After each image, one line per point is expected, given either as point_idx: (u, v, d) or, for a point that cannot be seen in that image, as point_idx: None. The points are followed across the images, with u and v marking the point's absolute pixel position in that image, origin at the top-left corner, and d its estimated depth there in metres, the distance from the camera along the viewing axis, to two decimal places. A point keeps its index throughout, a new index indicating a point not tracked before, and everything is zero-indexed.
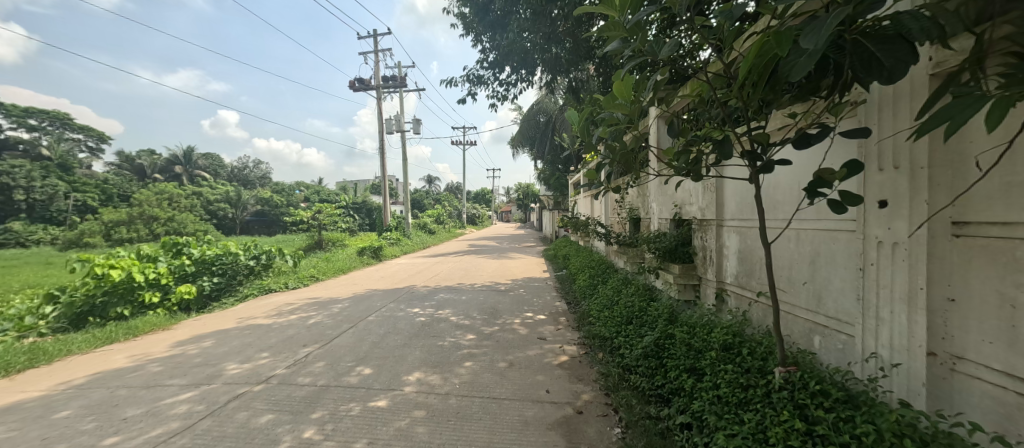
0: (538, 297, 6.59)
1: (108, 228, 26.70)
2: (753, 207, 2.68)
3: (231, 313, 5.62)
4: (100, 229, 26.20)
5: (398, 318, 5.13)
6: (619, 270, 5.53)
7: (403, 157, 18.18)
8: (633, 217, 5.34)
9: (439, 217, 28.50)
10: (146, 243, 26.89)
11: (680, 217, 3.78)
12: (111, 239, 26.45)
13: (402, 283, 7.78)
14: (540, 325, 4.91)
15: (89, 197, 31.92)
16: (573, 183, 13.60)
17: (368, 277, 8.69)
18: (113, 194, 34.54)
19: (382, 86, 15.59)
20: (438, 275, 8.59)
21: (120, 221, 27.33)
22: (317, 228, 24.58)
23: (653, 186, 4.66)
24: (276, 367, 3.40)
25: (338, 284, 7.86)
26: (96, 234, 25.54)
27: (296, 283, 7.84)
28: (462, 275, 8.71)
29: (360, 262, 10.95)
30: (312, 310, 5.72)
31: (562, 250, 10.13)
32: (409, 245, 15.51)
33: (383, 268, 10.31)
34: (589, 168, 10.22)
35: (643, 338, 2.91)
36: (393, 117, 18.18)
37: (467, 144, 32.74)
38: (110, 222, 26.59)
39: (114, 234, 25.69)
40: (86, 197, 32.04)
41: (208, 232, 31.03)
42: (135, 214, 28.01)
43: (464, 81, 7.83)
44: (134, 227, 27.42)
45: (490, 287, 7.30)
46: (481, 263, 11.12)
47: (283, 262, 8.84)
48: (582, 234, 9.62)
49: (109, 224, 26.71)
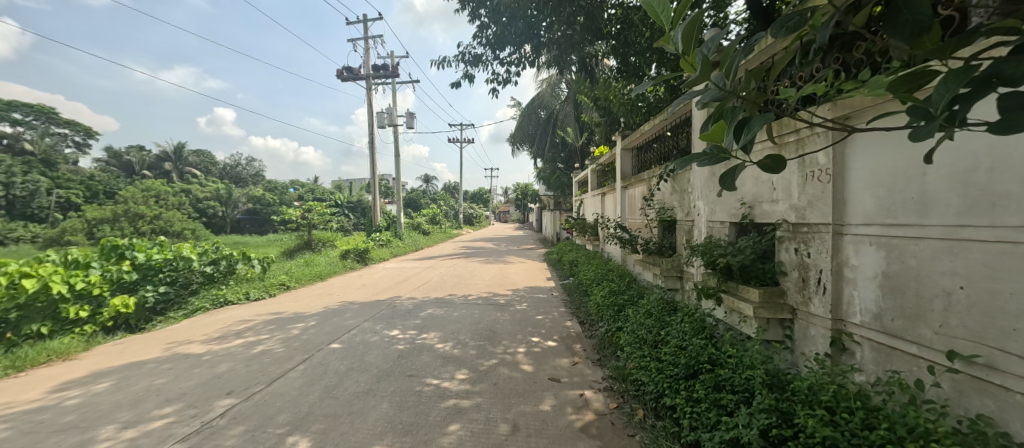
0: (544, 314, 5.49)
1: (90, 227, 25.57)
2: (912, 206, 1.64)
3: (162, 336, 4.50)
4: (82, 227, 25.10)
5: (369, 344, 4.04)
6: (647, 285, 4.46)
7: (396, 154, 17.11)
8: (666, 220, 4.27)
9: (435, 216, 27.36)
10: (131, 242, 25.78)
11: (751, 219, 2.70)
12: (94, 238, 25.37)
13: (384, 294, 6.67)
14: (550, 357, 3.83)
15: (73, 194, 30.77)
16: (578, 182, 12.53)
17: (347, 286, 7.56)
18: (99, 191, 33.32)
19: (373, 76, 14.46)
20: (428, 285, 7.45)
21: (103, 220, 26.19)
22: (307, 227, 23.47)
23: (696, 180, 3.59)
24: (169, 438, 2.30)
25: (310, 295, 6.72)
26: (79, 233, 24.46)
27: (261, 293, 6.72)
28: (455, 283, 7.61)
29: (342, 267, 9.81)
30: (266, 331, 4.61)
31: (569, 256, 9.03)
32: (400, 247, 14.37)
33: (366, 274, 9.17)
34: (598, 164, 9.15)
35: (731, 413, 1.84)
36: (385, 110, 17.08)
37: (464, 142, 31.60)
38: (93, 220, 25.51)
39: (96, 233, 24.56)
40: (70, 194, 30.94)
41: (195, 231, 29.91)
42: (120, 212, 26.89)
43: (458, 60, 6.72)
44: (119, 226, 26.35)
45: (487, 300, 6.19)
46: (478, 269, 10.01)
47: (250, 268, 7.71)
48: (591, 237, 8.54)
49: (93, 222, 25.65)
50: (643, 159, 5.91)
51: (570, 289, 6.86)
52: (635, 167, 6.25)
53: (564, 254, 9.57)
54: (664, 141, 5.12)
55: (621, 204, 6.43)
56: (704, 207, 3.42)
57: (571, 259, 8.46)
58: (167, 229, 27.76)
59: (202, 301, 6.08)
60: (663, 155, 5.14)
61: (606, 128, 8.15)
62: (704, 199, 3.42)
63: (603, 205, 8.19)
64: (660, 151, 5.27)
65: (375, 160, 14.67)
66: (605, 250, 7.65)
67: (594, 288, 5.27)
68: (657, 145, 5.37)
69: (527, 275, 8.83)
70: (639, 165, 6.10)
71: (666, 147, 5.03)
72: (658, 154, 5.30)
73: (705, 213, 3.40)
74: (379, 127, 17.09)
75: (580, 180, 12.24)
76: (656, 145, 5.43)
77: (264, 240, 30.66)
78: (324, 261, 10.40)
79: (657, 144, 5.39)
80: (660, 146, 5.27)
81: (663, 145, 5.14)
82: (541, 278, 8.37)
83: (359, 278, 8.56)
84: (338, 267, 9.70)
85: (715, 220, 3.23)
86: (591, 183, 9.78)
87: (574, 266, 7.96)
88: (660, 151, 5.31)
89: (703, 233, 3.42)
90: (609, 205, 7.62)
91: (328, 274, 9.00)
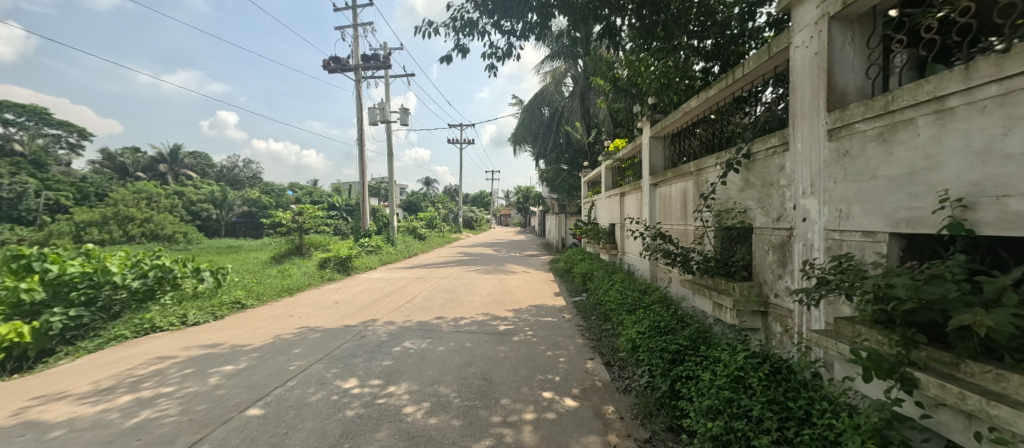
0: (558, 349, 4.16)
1: (79, 230, 24.72)
2: None
3: (22, 392, 3.17)
4: (71, 230, 24.27)
5: (307, 408, 2.75)
6: (706, 321, 3.17)
7: (390, 152, 15.95)
8: (736, 229, 2.97)
9: (433, 220, 26.06)
10: (118, 246, 24.81)
11: (974, 228, 1.44)
12: (82, 241, 24.47)
13: (356, 317, 5.37)
14: (575, 433, 2.53)
15: (62, 195, 29.85)
16: (588, 182, 11.28)
17: (315, 305, 6.25)
18: (89, 193, 32.36)
19: (362, 67, 13.25)
20: (413, 304, 6.13)
21: (91, 223, 25.26)
22: (299, 231, 22.25)
23: (802, 165, 2.31)
24: None
25: (263, 318, 5.40)
26: (66, 236, 23.65)
27: (204, 316, 5.40)
28: (446, 301, 6.32)
29: (319, 279, 8.49)
30: (172, 380, 3.29)
31: (580, 267, 7.69)
32: (392, 254, 13.14)
33: (344, 288, 7.84)
34: (614, 160, 7.88)
35: None
36: (378, 105, 15.90)
37: (465, 143, 30.45)
38: (82, 222, 24.73)
39: (83, 236, 23.68)
40: (59, 196, 29.99)
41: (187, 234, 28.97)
42: (107, 215, 25.88)
43: (449, 26, 5.51)
44: (105, 229, 25.31)
45: (483, 327, 4.88)
46: (475, 280, 8.67)
47: (199, 283, 6.39)
48: (607, 245, 7.27)
49: (79, 225, 24.69)
50: (682, 150, 4.65)
51: (587, 310, 5.53)
52: (670, 160, 4.96)
53: (575, 265, 8.20)
54: (716, 122, 3.85)
55: (651, 207, 5.15)
56: (823, 208, 2.14)
57: (584, 271, 7.14)
58: (156, 231, 26.75)
59: (121, 329, 4.76)
60: (715, 139, 3.87)
61: (627, 117, 6.86)
62: (823, 195, 2.15)
63: (622, 208, 6.88)
64: (709, 136, 4.01)
65: (365, 158, 13.40)
66: (628, 262, 6.32)
67: (623, 318, 3.95)
68: (705, 129, 4.11)
69: (532, 290, 7.51)
70: (676, 157, 4.82)
71: (720, 129, 3.76)
72: (705, 140, 4.05)
73: (825, 217, 2.13)
74: (372, 124, 15.93)
75: (590, 180, 10.93)
76: (703, 128, 4.16)
77: (256, 244, 29.51)
78: (299, 271, 9.07)
79: (704, 127, 4.12)
80: (710, 128, 4.00)
81: (714, 127, 3.88)
82: (549, 294, 7.04)
83: (334, 293, 7.24)
84: (313, 279, 8.37)
85: (851, 228, 1.96)
86: (605, 183, 8.46)
87: (589, 280, 6.64)
88: (707, 137, 4.04)
89: (820, 248, 2.15)
90: (632, 208, 6.32)
91: (300, 287, 7.69)
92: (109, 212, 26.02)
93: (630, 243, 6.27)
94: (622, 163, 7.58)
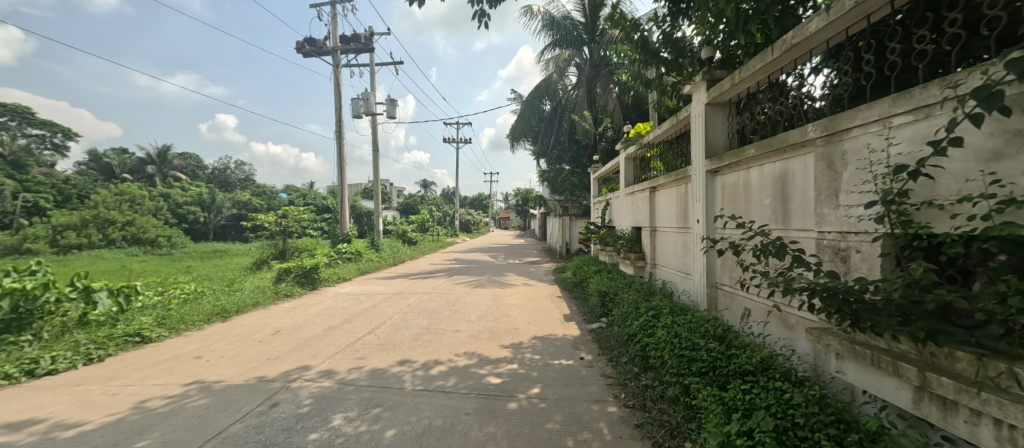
0: (582, 432, 2.53)
1: (56, 233, 23.44)
2: None
3: None
4: (47, 234, 22.98)
5: None
6: (902, 424, 1.56)
7: (376, 149, 14.43)
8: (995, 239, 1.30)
9: (426, 223, 24.39)
10: (95, 250, 23.46)
11: None
12: (58, 246, 23.12)
13: (285, 361, 3.74)
14: None
15: (44, 197, 28.50)
16: (599, 178, 9.67)
17: (243, 337, 4.62)
18: (70, 194, 30.79)
19: (341, 49, 11.67)
20: (374, 337, 4.51)
21: (69, 226, 23.93)
22: (283, 235, 20.57)
23: None
24: None
25: (153, 365, 3.78)
26: (41, 240, 22.32)
27: (69, 360, 3.77)
28: (420, 331, 4.70)
29: (271, 295, 6.84)
30: None
31: (595, 282, 6.07)
32: (374, 262, 11.52)
33: (298, 309, 6.19)
34: (636, 148, 6.33)
35: None
36: (362, 96, 14.33)
37: (462, 142, 28.95)
38: (60, 226, 23.44)
39: (59, 240, 22.44)
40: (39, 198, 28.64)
41: (171, 238, 27.60)
42: (85, 218, 24.41)
43: None
44: (83, 232, 23.84)
45: (463, 383, 3.26)
46: (465, 296, 7.03)
47: (92, 308, 4.68)
48: (631, 255, 5.67)
49: (55, 228, 23.28)
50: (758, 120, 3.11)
51: (613, 350, 3.92)
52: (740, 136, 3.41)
53: (589, 279, 6.59)
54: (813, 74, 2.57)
55: (711, 203, 3.59)
56: None
57: (603, 287, 5.52)
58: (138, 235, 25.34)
59: None
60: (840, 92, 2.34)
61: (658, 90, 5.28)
62: None
63: (652, 208, 5.30)
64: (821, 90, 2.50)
65: (343, 151, 11.79)
66: (665, 279, 4.77)
67: (688, 384, 2.35)
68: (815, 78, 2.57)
69: (536, 312, 5.90)
70: (749, 131, 3.26)
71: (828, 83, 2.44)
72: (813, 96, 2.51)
73: None
74: (356, 117, 14.39)
75: (603, 176, 9.33)
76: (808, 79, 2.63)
77: (244, 248, 28.13)
78: (250, 286, 7.40)
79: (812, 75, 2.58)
80: (825, 78, 2.48)
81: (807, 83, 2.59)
82: (557, 319, 5.43)
83: (279, 317, 5.59)
84: (264, 296, 6.71)
85: None
86: (624, 177, 6.86)
87: (611, 301, 5.02)
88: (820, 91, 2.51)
89: None
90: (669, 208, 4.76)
91: (242, 308, 6.05)
92: (87, 215, 24.56)
93: (669, 254, 4.72)
94: (649, 151, 5.98)
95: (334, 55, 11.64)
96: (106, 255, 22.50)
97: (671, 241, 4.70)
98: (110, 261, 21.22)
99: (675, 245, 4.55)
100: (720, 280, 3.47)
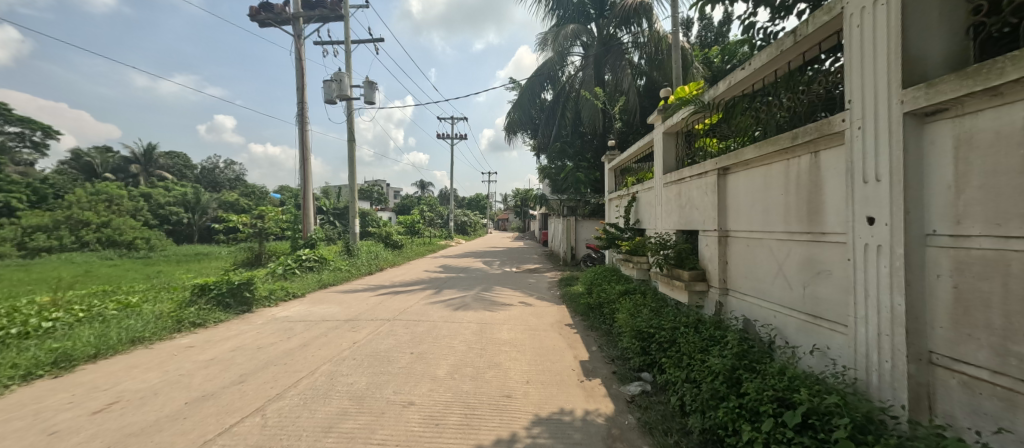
0: None
1: (23, 235, 21.50)
2: None
3: None
4: (12, 236, 21.04)
5: None
6: None
7: (354, 139, 12.51)
8: None
9: (416, 224, 22.46)
10: (64, 254, 21.48)
11: None
12: (24, 250, 21.14)
13: None
14: None
15: (17, 197, 26.56)
16: (616, 168, 7.77)
17: (33, 424, 2.65)
18: (46, 194, 28.57)
19: (303, 16, 9.76)
20: (257, 424, 2.56)
21: (38, 228, 22.00)
22: (259, 238, 18.54)
23: None
24: None
25: None
26: (4, 243, 20.32)
27: None
28: (342, 410, 2.74)
29: (166, 326, 4.84)
30: None
31: (626, 311, 4.11)
32: (343, 271, 9.52)
33: (190, 351, 4.23)
34: (681, 116, 4.40)
35: None
36: (336, 76, 12.36)
37: (457, 138, 27.08)
38: (28, 228, 21.55)
39: (27, 243, 20.51)
40: (14, 197, 26.66)
41: (153, 239, 25.70)
42: (57, 220, 22.54)
43: None
44: (53, 234, 21.99)
45: None
46: (439, 325, 5.08)
47: None
48: (684, 272, 3.73)
49: (23, 230, 21.35)
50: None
51: None
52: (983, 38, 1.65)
53: (614, 305, 4.65)
54: None
55: (915, 185, 1.70)
56: None
57: (641, 321, 3.59)
58: (114, 237, 23.30)
59: None
60: None
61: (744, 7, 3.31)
62: None
63: (719, 202, 3.38)
64: None
65: (306, 138, 9.82)
66: (757, 320, 2.88)
67: None
68: None
69: (537, 358, 3.95)
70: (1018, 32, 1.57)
71: None
72: None
73: None
74: (329, 102, 12.46)
75: (621, 165, 7.41)
76: None
77: (225, 252, 26.03)
78: (147, 309, 5.37)
79: None
80: None
81: None
82: (570, 377, 3.48)
83: (145, 370, 3.64)
84: (153, 328, 4.71)
85: None
86: (660, 159, 4.93)
87: (660, 352, 3.08)
88: None
89: None
90: (761, 200, 2.84)
91: (105, 351, 4.07)
92: (59, 216, 22.71)
93: (764, 277, 2.82)
94: (705, 117, 4.06)
95: (295, 23, 9.71)
96: (75, 259, 20.60)
97: (765, 257, 2.80)
98: (77, 265, 19.31)
99: (779, 263, 2.65)
100: (953, 353, 1.57)
